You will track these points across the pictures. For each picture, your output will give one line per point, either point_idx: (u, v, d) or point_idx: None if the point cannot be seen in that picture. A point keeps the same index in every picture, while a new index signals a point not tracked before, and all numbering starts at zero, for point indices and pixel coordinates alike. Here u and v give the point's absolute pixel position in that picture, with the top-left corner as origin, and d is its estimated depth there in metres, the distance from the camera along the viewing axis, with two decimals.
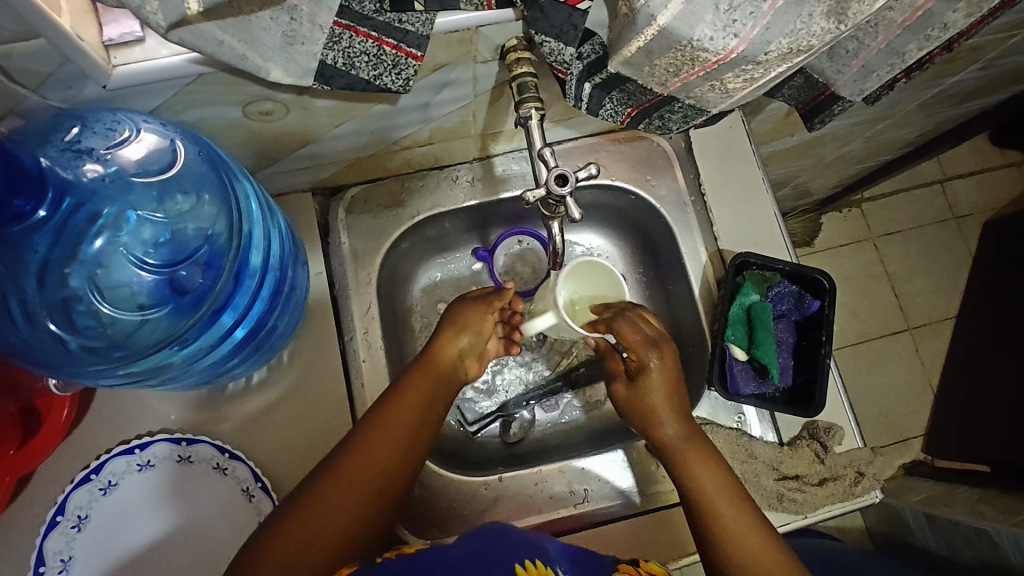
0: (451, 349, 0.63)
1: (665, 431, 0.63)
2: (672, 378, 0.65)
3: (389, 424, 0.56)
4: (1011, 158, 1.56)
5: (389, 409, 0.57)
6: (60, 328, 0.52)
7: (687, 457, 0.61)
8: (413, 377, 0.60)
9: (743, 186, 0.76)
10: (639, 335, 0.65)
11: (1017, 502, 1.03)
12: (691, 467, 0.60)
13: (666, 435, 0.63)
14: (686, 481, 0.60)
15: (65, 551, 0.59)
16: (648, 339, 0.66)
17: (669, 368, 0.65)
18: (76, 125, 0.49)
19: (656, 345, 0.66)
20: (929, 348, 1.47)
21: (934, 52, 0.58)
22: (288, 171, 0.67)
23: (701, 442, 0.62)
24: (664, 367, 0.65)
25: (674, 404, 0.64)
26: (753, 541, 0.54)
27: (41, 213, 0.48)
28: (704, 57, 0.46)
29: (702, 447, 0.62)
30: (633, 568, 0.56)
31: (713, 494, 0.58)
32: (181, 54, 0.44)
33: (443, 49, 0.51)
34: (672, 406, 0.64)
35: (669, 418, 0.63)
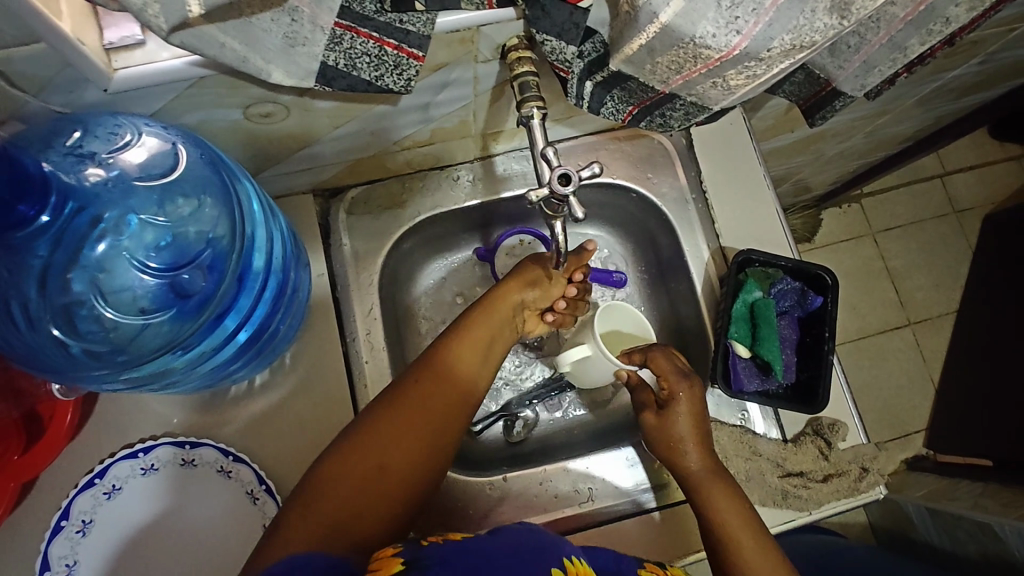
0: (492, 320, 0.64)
1: (688, 463, 0.63)
2: (698, 408, 0.65)
3: (415, 400, 0.56)
4: (1010, 152, 1.56)
5: (417, 386, 0.57)
6: (62, 332, 0.52)
7: (710, 489, 0.61)
8: (445, 353, 0.60)
9: (744, 183, 0.76)
10: (672, 366, 0.66)
11: (1020, 495, 1.03)
12: (712, 501, 0.60)
13: (689, 466, 0.63)
14: (705, 513, 0.60)
15: (71, 556, 0.59)
16: (679, 371, 0.66)
17: (696, 400, 0.65)
18: (77, 129, 0.49)
19: (686, 377, 0.66)
20: (930, 343, 1.47)
21: (936, 46, 0.58)
22: (289, 173, 0.66)
23: (724, 475, 0.62)
24: (692, 396, 0.65)
25: (697, 434, 0.64)
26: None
27: (43, 217, 0.48)
28: (706, 55, 0.46)
29: (724, 480, 0.61)
30: (658, 568, 0.56)
31: (734, 530, 0.58)
32: (182, 57, 0.44)
33: (444, 49, 0.51)
34: (696, 436, 0.64)
35: (692, 449, 0.63)
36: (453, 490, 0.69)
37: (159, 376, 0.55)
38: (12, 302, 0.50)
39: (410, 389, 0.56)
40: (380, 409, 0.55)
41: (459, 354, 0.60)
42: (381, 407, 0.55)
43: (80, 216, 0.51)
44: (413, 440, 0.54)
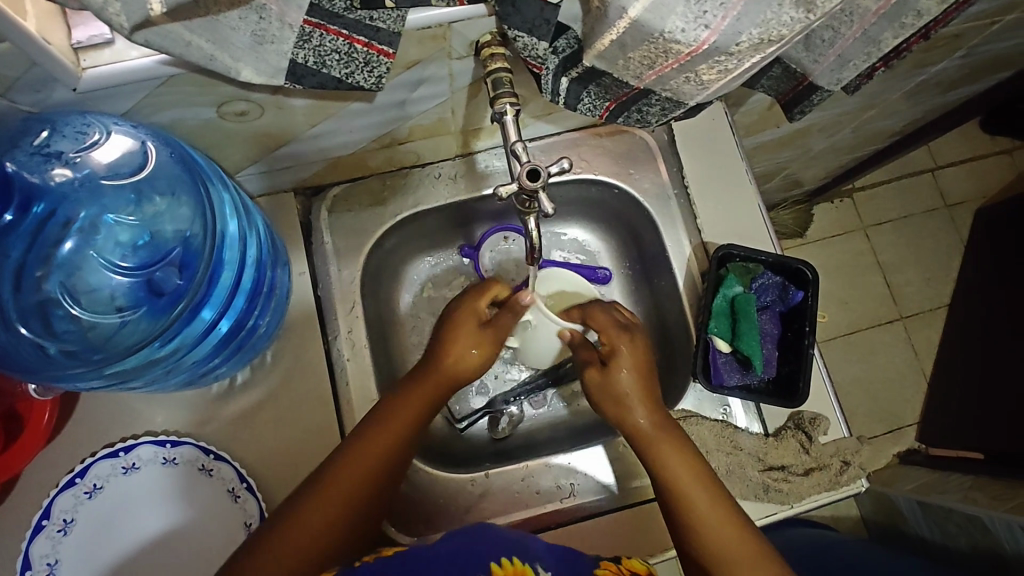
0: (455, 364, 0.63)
1: (637, 420, 0.63)
2: (642, 360, 0.65)
3: (382, 426, 0.59)
4: (1000, 145, 1.56)
5: (388, 411, 0.60)
6: (37, 330, 0.52)
7: (659, 445, 0.61)
8: (418, 380, 0.62)
9: (725, 179, 0.76)
10: (615, 320, 0.68)
11: (1009, 488, 1.04)
12: (661, 458, 0.61)
13: (637, 423, 0.63)
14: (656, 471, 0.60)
15: (52, 555, 0.59)
16: (619, 326, 0.67)
17: (639, 353, 0.66)
18: (45, 128, 0.48)
19: (630, 335, 0.67)
20: (921, 338, 1.47)
21: (912, 40, 0.58)
22: (268, 171, 0.66)
23: (670, 427, 0.62)
24: (634, 350, 0.65)
25: (643, 387, 0.64)
26: (729, 537, 0.56)
27: (7, 216, 0.50)
28: (676, 49, 0.46)
29: (671, 432, 0.62)
30: (613, 564, 0.57)
31: (686, 487, 0.58)
32: (151, 55, 0.44)
33: (416, 45, 0.51)
34: (642, 390, 0.64)
35: (638, 406, 0.63)
36: (436, 486, 0.69)
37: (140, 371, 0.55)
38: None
39: (360, 446, 0.58)
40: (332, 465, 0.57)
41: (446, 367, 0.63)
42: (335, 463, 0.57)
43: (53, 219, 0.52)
44: (367, 489, 0.57)
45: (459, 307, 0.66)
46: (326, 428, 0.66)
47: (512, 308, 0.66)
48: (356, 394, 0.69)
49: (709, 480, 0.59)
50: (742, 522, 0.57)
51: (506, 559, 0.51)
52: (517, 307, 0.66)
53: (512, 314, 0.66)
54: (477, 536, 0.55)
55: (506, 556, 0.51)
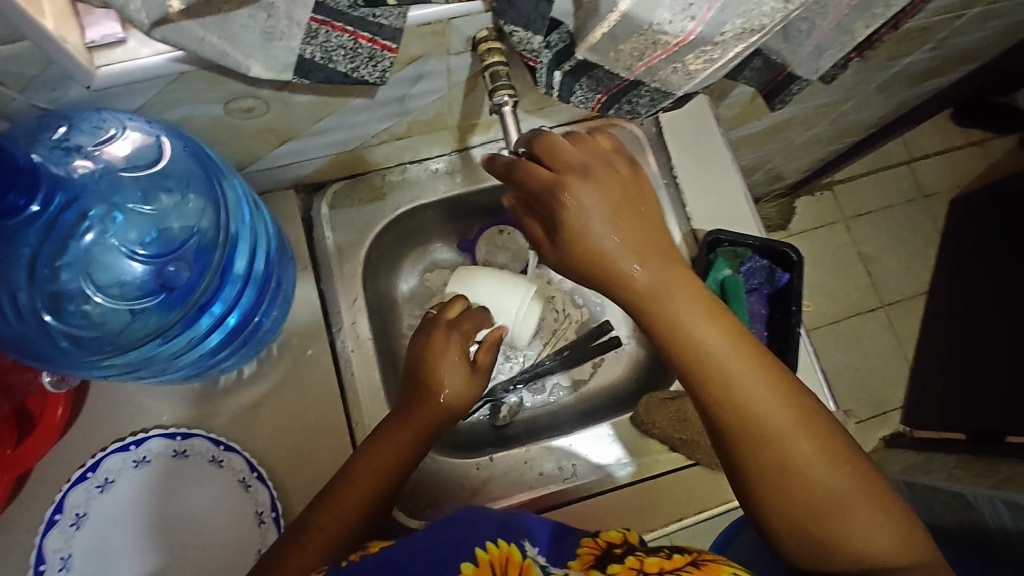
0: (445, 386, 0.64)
1: (631, 273, 0.51)
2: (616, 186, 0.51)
3: (391, 432, 0.62)
4: (972, 137, 1.62)
5: (398, 420, 0.62)
6: (51, 318, 0.54)
7: (674, 301, 0.51)
8: (419, 393, 0.64)
9: (711, 168, 0.79)
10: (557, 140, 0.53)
11: (990, 466, 1.08)
12: (681, 317, 0.51)
13: (632, 277, 0.51)
14: (676, 335, 0.51)
15: (65, 549, 0.60)
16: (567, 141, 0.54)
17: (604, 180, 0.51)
18: (63, 124, 0.49)
19: (592, 168, 0.51)
20: (903, 324, 1.52)
21: (882, 31, 0.62)
22: (269, 168, 0.68)
23: (684, 278, 0.52)
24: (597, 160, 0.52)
25: (646, 230, 0.52)
26: (757, 392, 0.49)
27: (34, 207, 0.48)
28: (664, 40, 0.49)
29: (687, 283, 0.52)
30: (591, 539, 0.54)
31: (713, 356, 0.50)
32: (163, 53, 0.45)
33: (417, 41, 0.53)
34: (636, 227, 0.52)
35: (641, 256, 0.51)
36: (442, 470, 0.71)
37: (146, 363, 0.57)
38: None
39: (343, 483, 0.59)
40: (321, 506, 0.58)
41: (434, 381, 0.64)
42: (324, 502, 0.58)
43: (69, 208, 0.52)
44: (355, 523, 0.58)
45: (432, 347, 0.65)
46: (334, 417, 0.68)
47: (488, 341, 0.68)
48: (362, 384, 0.71)
49: (738, 339, 0.51)
50: (768, 365, 0.51)
51: (492, 542, 0.50)
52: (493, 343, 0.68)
53: (490, 349, 0.68)
54: (469, 520, 0.54)
55: (492, 539, 0.50)
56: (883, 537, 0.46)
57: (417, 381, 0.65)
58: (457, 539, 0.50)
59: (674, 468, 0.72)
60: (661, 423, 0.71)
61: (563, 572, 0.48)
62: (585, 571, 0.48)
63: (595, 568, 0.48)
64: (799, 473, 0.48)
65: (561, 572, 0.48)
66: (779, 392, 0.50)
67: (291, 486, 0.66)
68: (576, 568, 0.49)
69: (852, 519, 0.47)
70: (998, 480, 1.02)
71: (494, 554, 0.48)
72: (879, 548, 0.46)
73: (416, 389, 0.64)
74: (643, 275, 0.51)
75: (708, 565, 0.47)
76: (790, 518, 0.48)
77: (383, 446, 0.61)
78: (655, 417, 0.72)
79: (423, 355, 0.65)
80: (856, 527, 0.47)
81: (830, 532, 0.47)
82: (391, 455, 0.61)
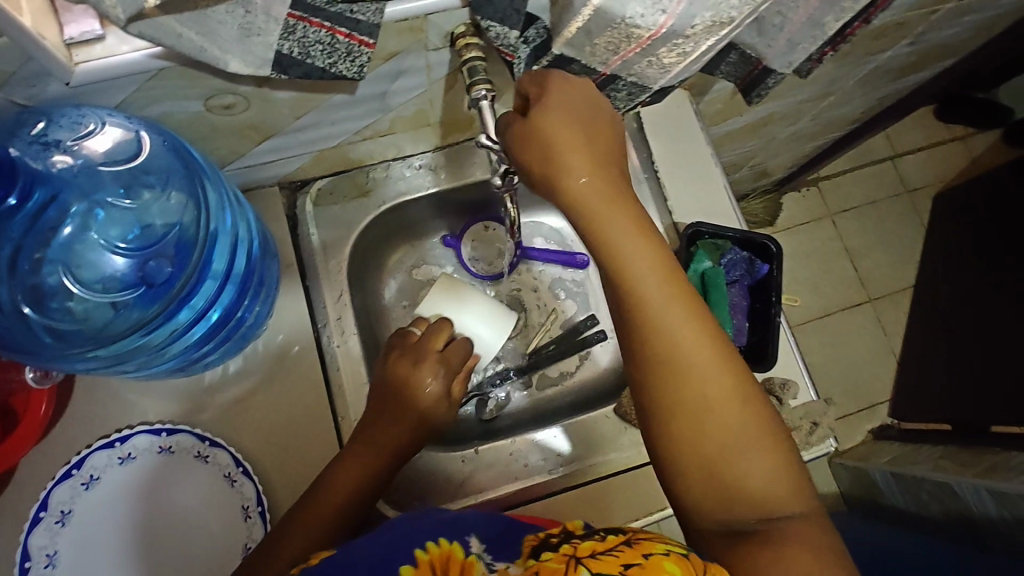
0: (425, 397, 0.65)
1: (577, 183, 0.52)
2: (578, 121, 0.52)
3: (373, 434, 0.63)
4: (954, 133, 1.64)
5: (380, 421, 0.63)
6: (32, 312, 0.54)
7: (615, 225, 0.52)
8: (402, 396, 0.64)
9: (692, 162, 0.80)
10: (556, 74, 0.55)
11: (975, 456, 1.09)
12: (619, 241, 0.51)
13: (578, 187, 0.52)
14: (612, 261, 0.52)
15: (51, 546, 0.60)
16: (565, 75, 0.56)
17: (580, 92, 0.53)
18: (41, 120, 0.49)
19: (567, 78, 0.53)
20: (889, 318, 1.54)
21: (854, 24, 0.63)
22: (252, 166, 0.69)
23: (631, 214, 0.52)
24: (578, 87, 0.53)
25: (599, 157, 0.53)
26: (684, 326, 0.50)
27: (12, 200, 0.48)
28: (637, 34, 0.50)
29: (631, 214, 0.52)
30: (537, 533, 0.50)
31: (646, 290, 0.50)
32: (142, 50, 0.46)
33: (395, 37, 0.54)
34: (593, 149, 0.53)
35: (592, 171, 0.52)
36: (427, 462, 0.72)
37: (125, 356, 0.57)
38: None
39: (323, 490, 0.60)
40: (300, 512, 0.59)
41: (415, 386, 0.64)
42: (304, 508, 0.59)
43: (51, 205, 0.54)
44: (333, 528, 0.59)
45: (415, 370, 0.65)
46: (319, 411, 0.68)
47: (465, 371, 0.69)
48: (348, 379, 0.71)
49: (675, 279, 0.52)
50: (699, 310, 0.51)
51: (433, 542, 0.48)
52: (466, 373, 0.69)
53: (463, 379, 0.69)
54: (416, 519, 0.52)
55: (435, 538, 0.49)
56: (776, 495, 0.47)
57: (400, 387, 0.65)
58: (403, 538, 0.49)
59: None
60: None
61: (504, 567, 0.45)
62: (523, 562, 0.45)
63: (534, 557, 0.44)
64: (711, 415, 0.48)
65: (503, 568, 0.46)
66: (708, 336, 0.50)
67: (277, 481, 0.66)
68: (516, 560, 0.46)
69: (750, 470, 0.47)
70: (982, 469, 1.03)
71: (435, 554, 0.47)
72: (771, 505, 0.46)
73: (395, 407, 0.64)
74: (584, 191, 0.52)
75: (641, 543, 0.43)
76: (693, 459, 0.48)
77: (361, 456, 0.62)
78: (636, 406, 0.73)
79: (405, 371, 0.65)
80: (753, 478, 0.47)
81: (727, 477, 0.47)
82: (367, 464, 0.62)
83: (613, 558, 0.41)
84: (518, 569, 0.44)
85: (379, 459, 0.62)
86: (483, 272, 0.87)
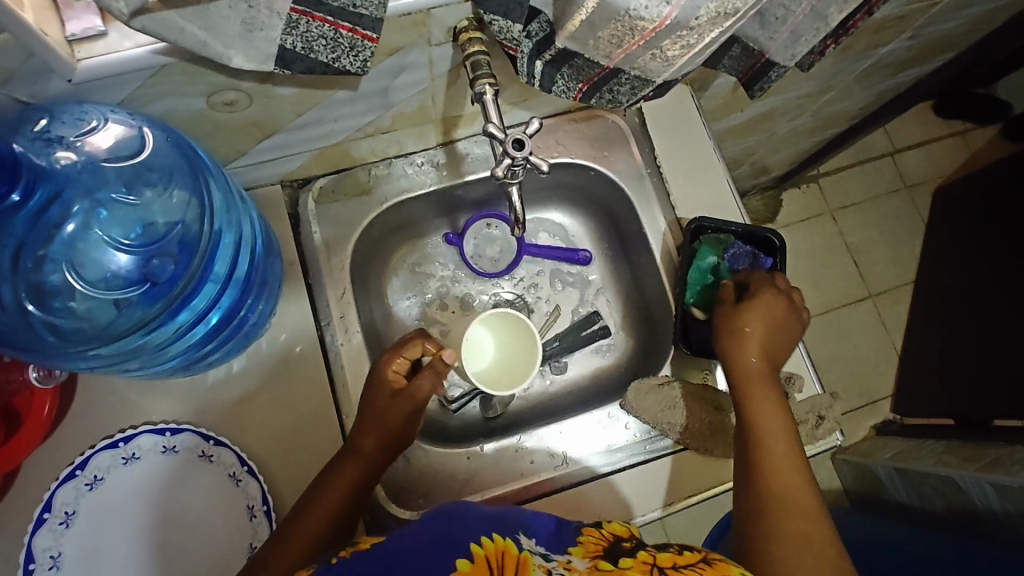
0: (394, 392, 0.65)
1: (748, 356, 0.66)
2: (767, 321, 0.67)
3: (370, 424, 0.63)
4: (953, 127, 1.64)
5: (375, 410, 0.64)
6: (32, 306, 0.54)
7: (758, 390, 0.64)
8: (387, 394, 0.65)
9: (694, 157, 0.80)
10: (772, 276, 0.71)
11: (977, 450, 1.10)
12: (758, 402, 0.63)
13: (747, 359, 0.66)
14: (751, 409, 0.63)
15: (55, 548, 0.60)
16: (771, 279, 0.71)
17: (777, 306, 0.68)
18: (44, 117, 0.49)
19: (772, 291, 0.69)
20: (890, 313, 1.54)
21: (856, 16, 0.63)
22: (256, 164, 0.68)
23: (777, 385, 0.65)
24: (775, 307, 0.68)
25: (770, 349, 0.67)
26: (794, 475, 0.58)
27: (14, 197, 0.48)
28: (642, 26, 0.50)
29: (776, 393, 0.64)
30: (596, 530, 0.57)
31: (777, 437, 0.61)
32: (144, 46, 0.46)
33: (398, 32, 0.54)
34: (769, 343, 0.67)
35: (760, 352, 0.66)
36: (432, 459, 0.72)
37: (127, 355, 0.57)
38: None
39: (330, 483, 0.61)
40: (301, 513, 0.59)
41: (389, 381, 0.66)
42: (303, 509, 0.60)
43: (54, 203, 0.53)
44: (332, 530, 0.59)
45: (376, 371, 0.66)
46: (324, 410, 0.68)
47: (434, 368, 0.66)
48: (352, 378, 0.71)
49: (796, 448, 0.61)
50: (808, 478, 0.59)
51: (487, 539, 0.50)
52: (440, 365, 0.66)
53: (433, 374, 0.66)
54: (461, 518, 0.55)
55: (486, 536, 0.51)
56: None
57: (373, 386, 0.65)
58: (455, 537, 0.51)
59: (667, 454, 0.72)
60: (649, 412, 0.72)
61: (565, 558, 0.50)
62: (589, 559, 0.50)
63: (602, 559, 0.50)
64: (796, 553, 0.54)
65: (562, 558, 0.50)
66: (811, 481, 0.58)
67: (282, 481, 0.66)
68: (577, 555, 0.51)
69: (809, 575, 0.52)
70: (986, 463, 1.03)
71: (489, 548, 0.49)
72: None
73: (361, 417, 0.64)
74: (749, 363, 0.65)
75: (718, 562, 0.52)
76: (767, 545, 0.55)
77: (346, 468, 0.62)
78: (643, 404, 0.72)
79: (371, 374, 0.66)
80: None
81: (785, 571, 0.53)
82: (361, 468, 0.62)
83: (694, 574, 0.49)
84: (586, 564, 0.50)
85: (366, 472, 0.62)
86: (485, 269, 0.87)
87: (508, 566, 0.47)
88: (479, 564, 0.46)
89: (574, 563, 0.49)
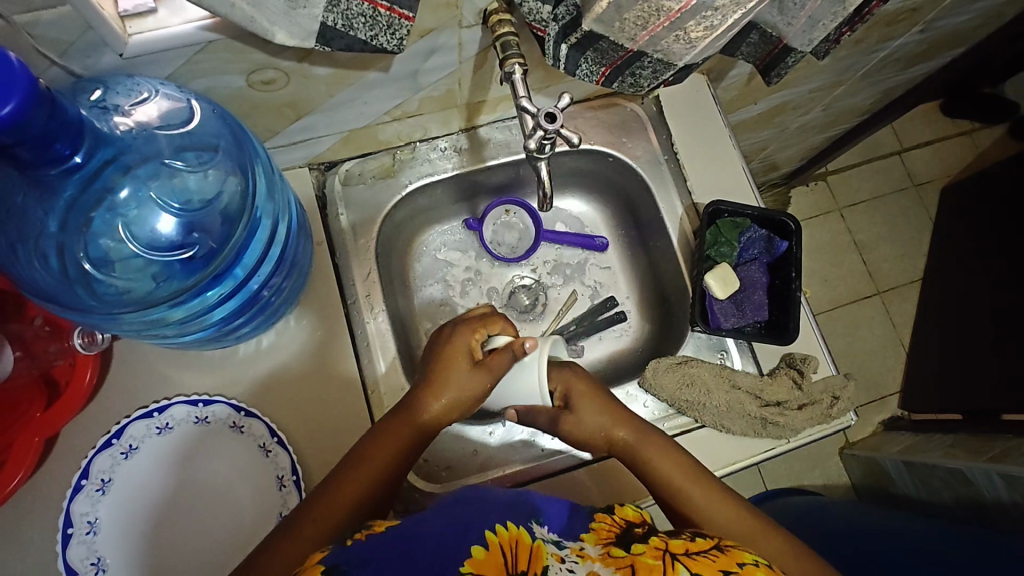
0: (466, 367, 0.64)
1: (619, 433, 0.67)
2: (598, 395, 0.68)
3: (435, 391, 0.63)
4: (960, 127, 1.66)
5: (438, 380, 0.64)
6: (80, 270, 0.55)
7: (652, 457, 0.65)
8: (454, 365, 0.64)
9: (711, 144, 0.82)
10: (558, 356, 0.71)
11: (985, 443, 1.11)
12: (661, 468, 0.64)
13: (620, 436, 0.67)
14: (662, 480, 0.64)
15: (92, 513, 0.62)
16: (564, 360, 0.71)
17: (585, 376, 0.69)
18: (98, 88, 0.51)
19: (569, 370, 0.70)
20: (897, 309, 1.55)
21: (872, 3, 0.64)
22: (287, 145, 0.70)
23: (664, 438, 0.67)
24: (585, 380, 0.69)
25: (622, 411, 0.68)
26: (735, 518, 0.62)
27: (77, 159, 0.47)
28: (667, 6, 0.52)
29: (665, 449, 0.66)
30: (608, 516, 0.59)
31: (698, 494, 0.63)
32: (192, 22, 0.48)
33: (431, 13, 0.56)
34: (619, 406, 0.68)
35: (623, 422, 0.67)
36: (449, 437, 0.73)
37: (154, 325, 0.58)
38: (16, 241, 0.51)
39: (377, 439, 0.62)
40: (350, 464, 0.61)
41: (461, 355, 0.64)
42: (352, 461, 0.61)
43: (110, 165, 0.53)
44: (381, 482, 0.61)
45: (453, 341, 0.65)
46: (350, 385, 0.70)
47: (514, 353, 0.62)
48: (377, 355, 0.73)
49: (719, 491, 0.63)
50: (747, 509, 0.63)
51: (501, 526, 0.51)
52: (518, 348, 0.62)
53: (510, 355, 0.62)
54: (476, 504, 0.55)
55: (500, 522, 0.51)
56: None
57: (446, 355, 0.64)
58: (467, 524, 0.51)
59: (684, 431, 0.74)
60: (668, 389, 0.73)
61: (577, 545, 0.52)
62: (601, 546, 0.52)
63: (614, 545, 0.52)
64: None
65: (574, 545, 0.52)
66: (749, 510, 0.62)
67: (309, 454, 0.68)
68: (590, 542, 0.53)
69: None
70: (995, 453, 1.05)
71: (503, 536, 0.49)
72: None
73: (423, 385, 0.64)
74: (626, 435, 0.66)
75: (731, 550, 0.53)
76: None
77: (398, 425, 0.63)
78: (662, 381, 0.74)
79: (441, 344, 0.66)
80: None
81: None
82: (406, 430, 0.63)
83: (707, 561, 0.50)
84: (598, 552, 0.51)
85: (415, 430, 0.63)
86: (503, 255, 0.89)
87: (524, 553, 0.48)
88: (493, 551, 0.47)
89: (585, 550, 0.51)
